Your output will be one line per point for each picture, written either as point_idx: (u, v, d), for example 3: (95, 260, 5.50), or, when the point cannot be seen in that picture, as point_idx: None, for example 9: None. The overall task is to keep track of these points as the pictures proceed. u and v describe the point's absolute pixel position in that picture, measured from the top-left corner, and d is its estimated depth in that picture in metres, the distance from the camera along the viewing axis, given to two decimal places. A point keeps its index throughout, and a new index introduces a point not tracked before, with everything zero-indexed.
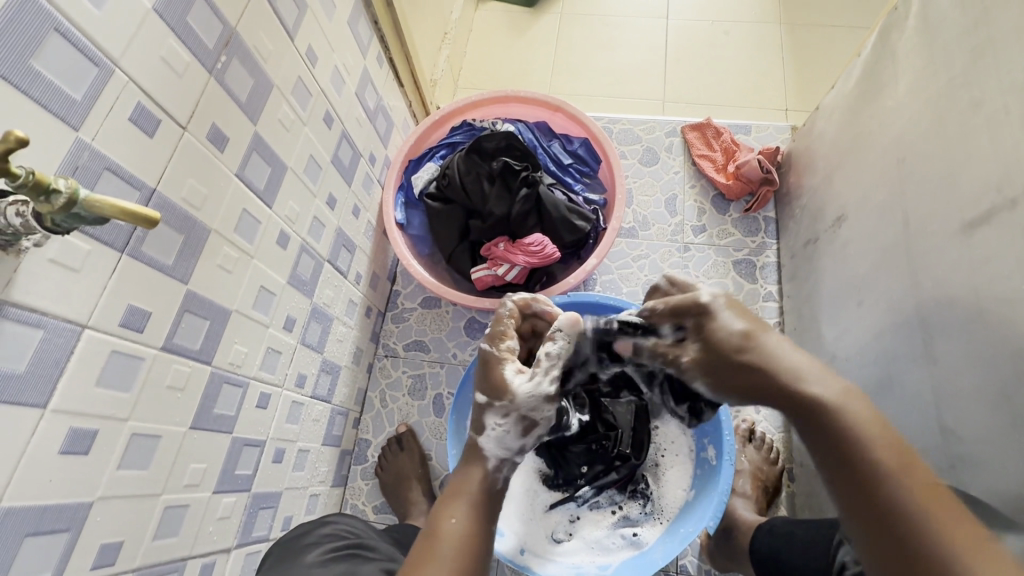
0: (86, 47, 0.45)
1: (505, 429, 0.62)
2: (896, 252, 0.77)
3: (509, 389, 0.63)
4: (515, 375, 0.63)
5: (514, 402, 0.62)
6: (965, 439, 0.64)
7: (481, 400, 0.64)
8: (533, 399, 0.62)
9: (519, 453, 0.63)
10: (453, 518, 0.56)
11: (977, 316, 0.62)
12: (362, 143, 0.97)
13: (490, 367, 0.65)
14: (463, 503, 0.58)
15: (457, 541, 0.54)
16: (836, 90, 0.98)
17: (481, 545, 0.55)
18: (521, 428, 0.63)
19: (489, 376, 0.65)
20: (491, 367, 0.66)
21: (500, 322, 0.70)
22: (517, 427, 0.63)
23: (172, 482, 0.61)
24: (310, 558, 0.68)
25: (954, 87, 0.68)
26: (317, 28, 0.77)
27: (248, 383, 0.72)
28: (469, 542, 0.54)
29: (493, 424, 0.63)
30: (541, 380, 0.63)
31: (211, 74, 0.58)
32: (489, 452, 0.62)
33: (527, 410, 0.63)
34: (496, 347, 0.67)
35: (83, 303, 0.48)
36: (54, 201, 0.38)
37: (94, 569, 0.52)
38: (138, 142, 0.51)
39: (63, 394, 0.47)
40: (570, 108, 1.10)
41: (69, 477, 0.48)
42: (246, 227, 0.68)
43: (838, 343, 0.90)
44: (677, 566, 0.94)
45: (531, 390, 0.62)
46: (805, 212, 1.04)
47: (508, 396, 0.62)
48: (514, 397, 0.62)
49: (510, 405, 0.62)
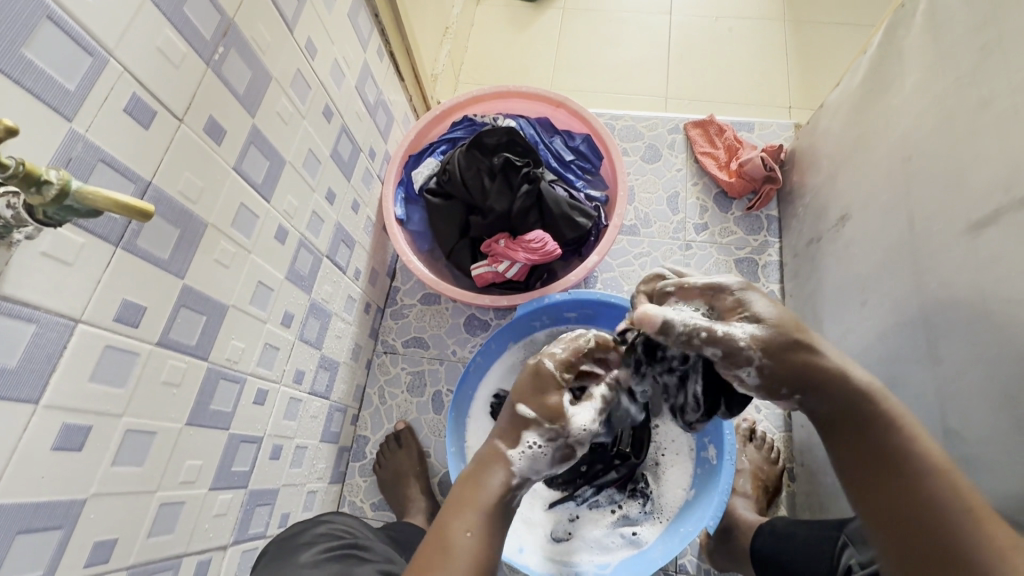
0: (80, 36, 0.44)
1: (542, 453, 0.60)
2: (901, 251, 0.76)
3: (569, 423, 0.60)
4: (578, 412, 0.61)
5: (566, 432, 0.60)
6: (968, 440, 0.63)
7: (529, 416, 0.60)
8: (584, 435, 0.61)
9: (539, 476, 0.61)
10: (468, 531, 0.54)
11: (983, 317, 0.61)
12: (362, 138, 0.96)
13: (546, 388, 0.61)
14: (482, 513, 0.56)
15: (474, 556, 0.53)
16: (841, 88, 0.97)
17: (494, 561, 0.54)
18: (557, 457, 0.61)
19: (543, 396, 0.61)
20: (548, 388, 0.61)
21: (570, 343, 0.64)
22: (554, 455, 0.61)
23: (168, 478, 0.60)
24: (306, 556, 0.68)
25: (962, 85, 0.67)
26: (316, 20, 0.76)
27: (245, 378, 0.72)
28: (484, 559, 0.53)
29: (531, 444, 0.60)
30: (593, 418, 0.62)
31: (208, 66, 0.57)
32: (516, 469, 0.59)
33: (573, 441, 0.61)
34: (561, 373, 0.61)
35: (76, 298, 0.47)
36: (46, 192, 0.37)
37: (87, 566, 0.51)
38: (133, 134, 0.50)
39: (56, 389, 0.46)
40: (572, 104, 1.09)
41: (62, 474, 0.48)
42: (244, 221, 0.67)
43: (841, 343, 0.89)
44: (676, 565, 0.94)
45: (584, 426, 0.61)
46: (808, 211, 1.03)
47: (566, 427, 0.60)
48: (570, 429, 0.60)
49: (560, 436, 0.60)
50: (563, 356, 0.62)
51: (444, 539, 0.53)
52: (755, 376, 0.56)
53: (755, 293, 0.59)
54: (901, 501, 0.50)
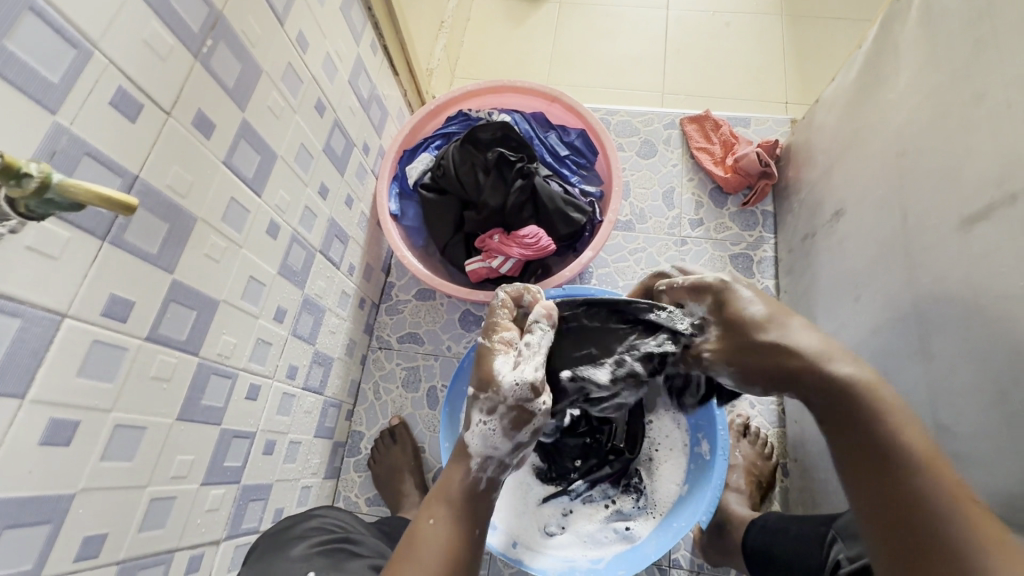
0: (63, 28, 0.44)
1: (491, 428, 0.59)
2: (894, 247, 0.76)
3: (494, 381, 0.59)
4: (500, 367, 0.60)
5: (501, 394, 0.59)
6: (959, 435, 0.64)
7: (470, 394, 0.61)
8: (518, 387, 0.58)
9: (505, 450, 0.60)
10: (430, 519, 0.56)
11: (976, 311, 0.61)
12: (355, 132, 0.96)
13: (478, 359, 0.62)
14: (445, 503, 0.57)
15: (438, 545, 0.54)
16: (836, 83, 0.96)
17: (461, 545, 0.55)
18: (510, 425, 0.59)
19: (479, 371, 0.61)
20: (482, 359, 0.61)
21: (492, 314, 0.64)
22: (502, 425, 0.59)
23: (158, 473, 0.60)
24: (298, 551, 0.68)
25: (957, 79, 0.67)
26: (308, 14, 0.75)
27: (236, 374, 0.71)
28: (448, 546, 0.54)
29: (478, 422, 0.60)
30: (526, 369, 0.59)
31: (196, 59, 0.57)
32: (472, 451, 0.60)
33: (513, 400, 0.58)
34: (486, 338, 0.63)
35: (63, 292, 0.47)
36: (26, 185, 0.37)
37: (77, 561, 0.51)
38: (119, 127, 0.50)
39: (42, 384, 0.46)
40: (567, 98, 1.08)
41: (50, 468, 0.48)
42: (234, 216, 0.67)
43: (834, 339, 0.89)
44: (670, 560, 0.94)
45: (515, 379, 0.58)
46: (804, 206, 1.03)
47: (494, 388, 0.59)
48: (500, 389, 0.58)
49: (497, 397, 0.59)
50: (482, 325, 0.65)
51: (412, 536, 0.55)
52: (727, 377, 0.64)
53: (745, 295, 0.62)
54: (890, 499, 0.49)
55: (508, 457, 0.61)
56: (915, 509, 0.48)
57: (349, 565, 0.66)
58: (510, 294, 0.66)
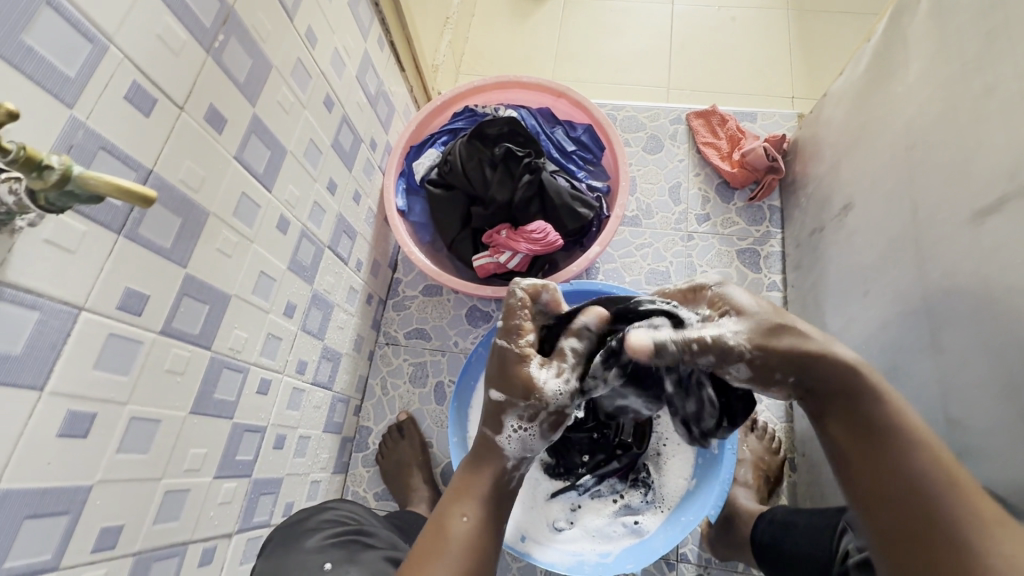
0: (79, 22, 0.44)
1: (529, 432, 0.59)
2: (904, 240, 0.76)
3: (539, 391, 0.58)
4: (542, 376, 0.58)
5: (543, 402, 0.58)
6: (970, 428, 0.64)
7: (498, 399, 0.59)
8: (563, 397, 0.59)
9: (539, 452, 0.61)
10: (464, 516, 0.55)
11: (988, 303, 0.61)
12: (363, 128, 0.96)
13: (510, 367, 0.59)
14: (478, 501, 0.57)
15: (468, 542, 0.54)
16: (844, 77, 0.96)
17: (490, 547, 0.55)
18: (548, 428, 0.60)
19: (512, 377, 0.59)
20: (513, 366, 0.59)
21: (511, 314, 0.60)
22: (540, 430, 0.59)
23: (173, 466, 0.60)
24: (311, 543, 0.68)
25: (968, 71, 0.67)
26: (316, 9, 0.75)
27: (248, 368, 0.72)
28: (477, 547, 0.54)
29: (514, 427, 0.59)
30: (569, 376, 0.60)
31: (208, 54, 0.57)
32: (508, 452, 0.60)
33: (556, 409, 0.59)
34: (513, 343, 0.59)
35: (79, 286, 0.47)
36: (47, 177, 0.37)
37: (94, 552, 0.52)
38: (133, 121, 0.50)
39: (60, 376, 0.46)
40: (573, 94, 1.08)
41: (68, 460, 0.48)
42: (245, 211, 0.67)
43: (843, 333, 0.89)
44: (678, 554, 0.94)
45: (560, 388, 0.59)
46: (811, 201, 1.02)
47: (540, 397, 0.58)
48: (545, 397, 0.58)
49: (539, 406, 0.58)
50: (501, 326, 0.61)
51: (439, 528, 0.55)
52: (746, 369, 0.56)
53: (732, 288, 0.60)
54: (902, 499, 0.48)
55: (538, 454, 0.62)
56: (929, 507, 0.47)
57: (365, 557, 0.68)
58: (528, 290, 0.61)
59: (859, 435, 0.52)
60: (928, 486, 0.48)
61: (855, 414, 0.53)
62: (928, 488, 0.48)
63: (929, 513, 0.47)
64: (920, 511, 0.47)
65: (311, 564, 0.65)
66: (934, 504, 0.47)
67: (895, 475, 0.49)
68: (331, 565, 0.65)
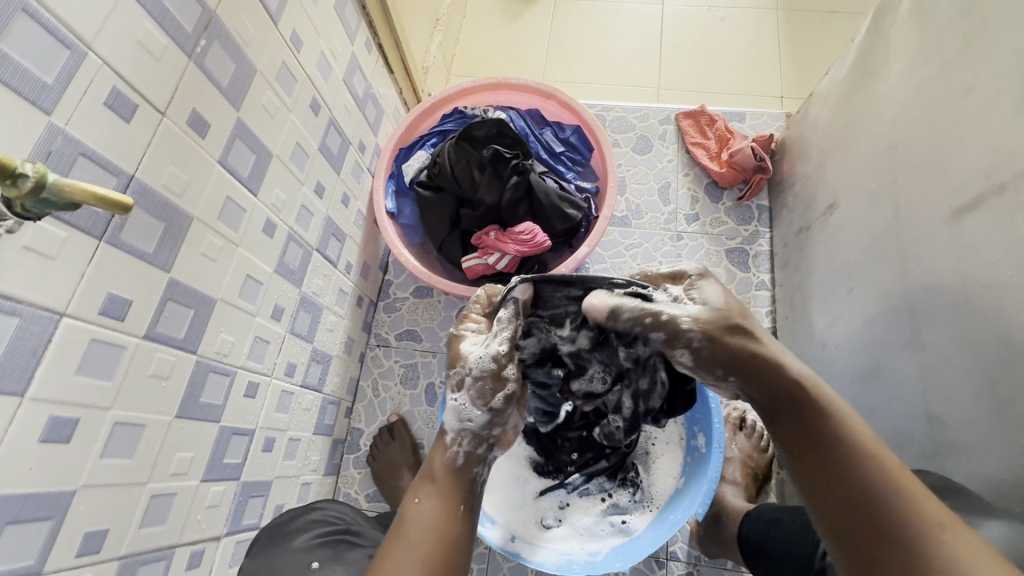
0: (57, 29, 0.44)
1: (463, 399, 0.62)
2: (886, 239, 0.76)
3: (462, 357, 0.63)
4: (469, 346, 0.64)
5: (465, 367, 0.62)
6: (951, 425, 0.64)
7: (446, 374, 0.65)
8: (483, 360, 0.62)
9: (479, 421, 0.61)
10: (416, 500, 0.56)
11: (966, 301, 0.62)
12: (351, 131, 0.96)
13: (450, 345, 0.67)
14: (429, 483, 0.58)
15: (424, 520, 0.54)
16: (829, 77, 0.97)
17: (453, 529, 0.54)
18: (478, 395, 0.61)
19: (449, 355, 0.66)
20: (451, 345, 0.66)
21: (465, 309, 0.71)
22: (471, 395, 0.61)
23: (158, 470, 0.61)
24: (299, 542, 0.69)
25: (947, 71, 0.68)
26: (301, 13, 0.75)
27: (235, 371, 0.72)
28: (438, 530, 0.54)
29: (452, 399, 0.63)
30: (492, 343, 0.63)
31: (190, 59, 0.57)
32: (447, 425, 0.61)
33: (478, 373, 0.61)
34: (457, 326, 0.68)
35: (61, 292, 0.47)
36: (22, 185, 0.37)
37: (79, 557, 0.52)
38: (114, 127, 0.50)
39: (42, 382, 0.47)
40: (561, 95, 1.09)
41: (51, 466, 0.48)
42: (231, 215, 0.67)
43: (828, 332, 0.90)
44: (667, 552, 0.95)
45: (480, 353, 0.62)
46: (798, 200, 1.03)
47: (462, 362, 0.63)
48: (466, 363, 0.62)
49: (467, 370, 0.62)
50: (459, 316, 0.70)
51: (400, 518, 0.55)
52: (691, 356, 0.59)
53: (710, 281, 0.63)
54: (868, 526, 0.46)
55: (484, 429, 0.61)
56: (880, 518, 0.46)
57: (352, 557, 0.68)
58: (486, 293, 0.71)
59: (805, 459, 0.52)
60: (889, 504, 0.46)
61: (802, 432, 0.52)
62: (891, 510, 0.46)
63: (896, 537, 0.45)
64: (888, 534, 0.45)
65: (299, 564, 0.65)
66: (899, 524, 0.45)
67: (851, 498, 0.48)
68: (318, 564, 0.65)
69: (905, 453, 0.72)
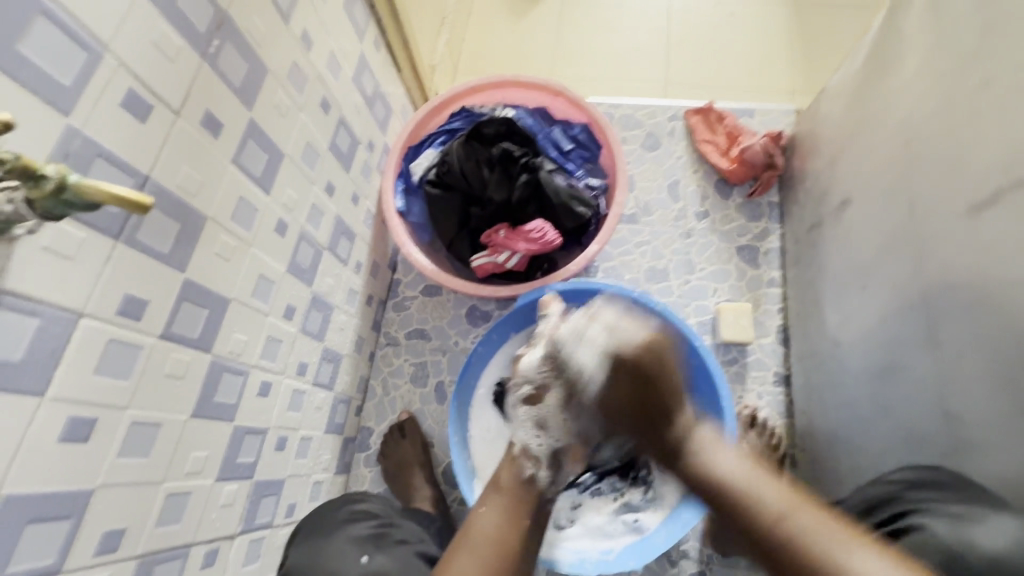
0: (74, 30, 0.44)
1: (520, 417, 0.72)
2: (901, 236, 0.76)
3: (519, 368, 0.71)
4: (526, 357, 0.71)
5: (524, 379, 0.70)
6: (967, 424, 0.64)
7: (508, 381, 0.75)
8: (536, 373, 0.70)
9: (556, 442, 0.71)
10: (484, 511, 0.69)
11: (984, 298, 0.62)
12: (360, 130, 0.96)
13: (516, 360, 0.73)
14: (500, 500, 0.70)
15: (491, 534, 0.65)
16: (842, 71, 0.96)
17: (511, 539, 0.66)
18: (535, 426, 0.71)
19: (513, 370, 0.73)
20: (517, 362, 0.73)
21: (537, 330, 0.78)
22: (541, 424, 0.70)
23: (174, 469, 0.61)
24: (356, 530, 0.73)
25: (965, 65, 0.67)
26: (312, 12, 0.75)
27: (248, 371, 0.72)
28: (495, 538, 0.65)
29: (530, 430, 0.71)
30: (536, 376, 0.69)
31: (203, 59, 0.57)
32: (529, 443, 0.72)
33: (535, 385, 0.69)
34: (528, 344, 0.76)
35: (79, 292, 0.47)
36: (44, 186, 0.38)
37: (98, 555, 0.52)
38: (130, 128, 0.50)
39: (61, 382, 0.47)
40: (570, 92, 1.08)
41: (71, 465, 0.49)
42: (243, 215, 0.67)
43: (842, 329, 0.89)
44: (679, 551, 0.95)
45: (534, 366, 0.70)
46: (809, 196, 1.02)
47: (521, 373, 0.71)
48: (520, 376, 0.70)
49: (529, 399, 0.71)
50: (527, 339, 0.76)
51: (467, 520, 0.68)
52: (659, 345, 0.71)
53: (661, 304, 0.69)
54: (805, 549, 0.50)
55: (549, 438, 0.71)
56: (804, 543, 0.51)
57: (398, 550, 0.73)
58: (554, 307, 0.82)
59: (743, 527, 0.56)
60: (799, 532, 0.52)
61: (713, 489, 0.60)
62: (784, 533, 0.52)
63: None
64: (806, 563, 0.50)
65: (346, 556, 0.70)
66: (806, 552, 0.50)
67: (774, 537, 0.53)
68: (366, 558, 0.70)
69: (918, 451, 0.71)
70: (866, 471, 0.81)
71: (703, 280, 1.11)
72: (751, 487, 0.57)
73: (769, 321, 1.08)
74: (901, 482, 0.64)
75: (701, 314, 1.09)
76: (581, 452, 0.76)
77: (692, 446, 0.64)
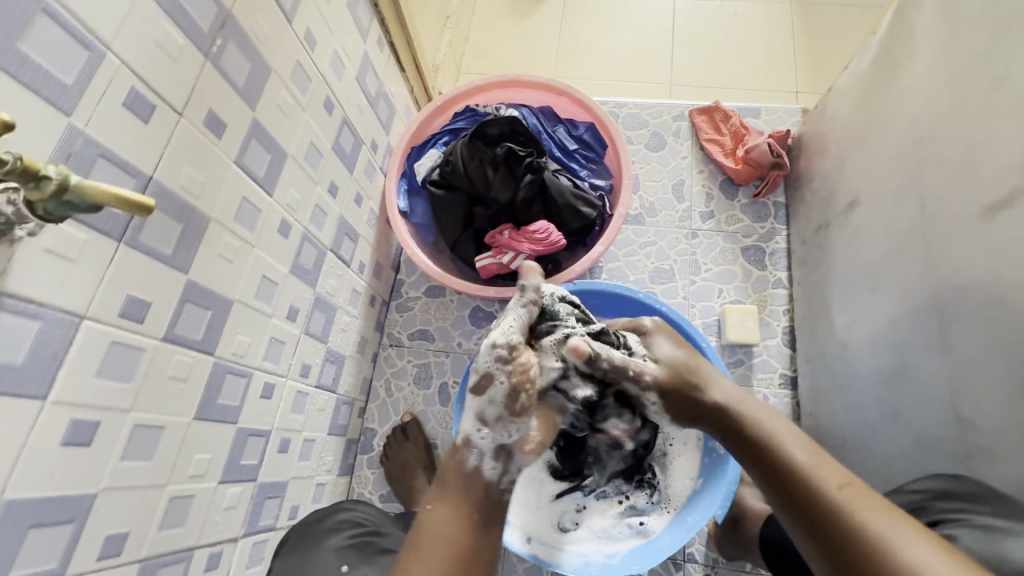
0: (77, 29, 0.44)
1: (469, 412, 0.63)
2: (912, 237, 0.75)
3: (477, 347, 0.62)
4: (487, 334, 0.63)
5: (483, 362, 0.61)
6: (980, 428, 0.63)
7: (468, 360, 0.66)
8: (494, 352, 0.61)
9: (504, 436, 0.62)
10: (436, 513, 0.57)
11: (998, 300, 0.61)
12: (363, 130, 0.96)
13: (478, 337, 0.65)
14: (452, 498, 0.58)
15: (447, 538, 0.55)
16: (850, 70, 0.95)
17: (468, 541, 0.55)
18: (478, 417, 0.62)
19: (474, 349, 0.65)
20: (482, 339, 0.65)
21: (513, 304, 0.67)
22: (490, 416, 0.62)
23: (177, 472, 0.60)
24: (334, 542, 0.72)
25: (977, 64, 0.66)
26: (315, 11, 0.75)
27: (251, 373, 0.72)
28: (451, 542, 0.54)
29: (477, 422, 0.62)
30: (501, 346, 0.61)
31: (206, 59, 0.57)
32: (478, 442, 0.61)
33: (491, 370, 0.61)
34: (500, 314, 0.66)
35: (81, 294, 0.47)
36: (45, 187, 0.37)
37: (100, 560, 0.52)
38: (133, 128, 0.50)
39: (63, 385, 0.46)
40: (575, 92, 1.07)
41: (74, 469, 0.48)
42: (246, 216, 0.67)
43: (850, 331, 0.88)
44: (685, 555, 0.94)
45: (492, 345, 0.61)
46: (816, 196, 1.01)
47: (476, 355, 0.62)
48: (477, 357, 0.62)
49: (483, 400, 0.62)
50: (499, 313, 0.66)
51: (417, 527, 0.56)
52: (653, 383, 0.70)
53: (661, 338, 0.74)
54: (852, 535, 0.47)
55: (494, 431, 0.62)
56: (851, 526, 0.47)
57: (380, 559, 0.71)
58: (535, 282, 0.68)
59: (785, 492, 0.53)
60: (850, 507, 0.49)
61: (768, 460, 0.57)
62: (832, 500, 0.50)
63: (858, 558, 0.46)
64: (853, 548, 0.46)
65: (330, 565, 0.69)
66: (859, 536, 0.47)
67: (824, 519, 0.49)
68: (347, 567, 0.68)
69: (929, 456, 0.70)
70: (874, 474, 0.80)
71: (708, 281, 1.10)
72: (810, 468, 0.54)
73: (775, 322, 1.07)
74: (928, 490, 0.62)
75: (706, 315, 1.08)
76: (541, 443, 0.64)
77: (759, 422, 0.61)
